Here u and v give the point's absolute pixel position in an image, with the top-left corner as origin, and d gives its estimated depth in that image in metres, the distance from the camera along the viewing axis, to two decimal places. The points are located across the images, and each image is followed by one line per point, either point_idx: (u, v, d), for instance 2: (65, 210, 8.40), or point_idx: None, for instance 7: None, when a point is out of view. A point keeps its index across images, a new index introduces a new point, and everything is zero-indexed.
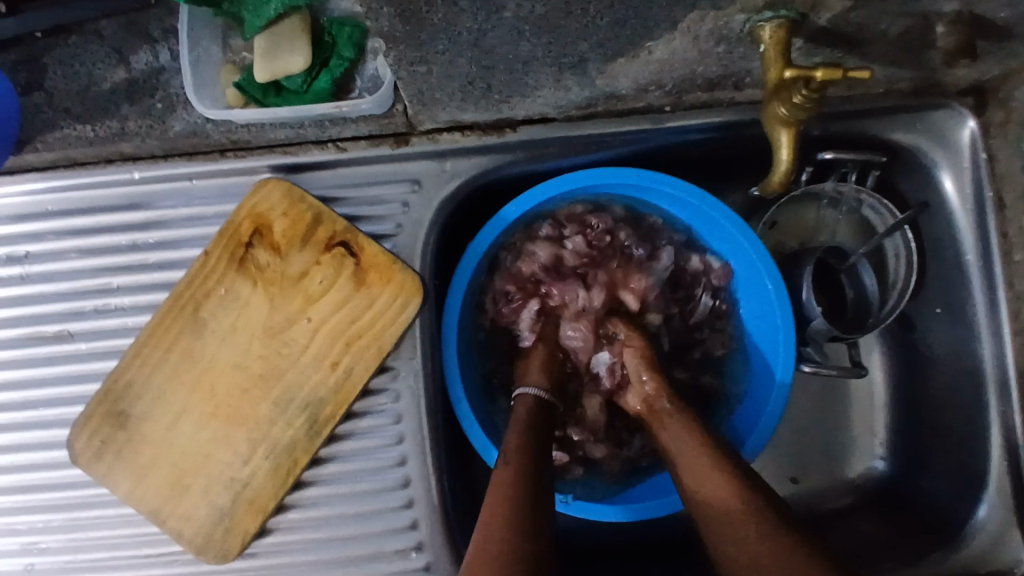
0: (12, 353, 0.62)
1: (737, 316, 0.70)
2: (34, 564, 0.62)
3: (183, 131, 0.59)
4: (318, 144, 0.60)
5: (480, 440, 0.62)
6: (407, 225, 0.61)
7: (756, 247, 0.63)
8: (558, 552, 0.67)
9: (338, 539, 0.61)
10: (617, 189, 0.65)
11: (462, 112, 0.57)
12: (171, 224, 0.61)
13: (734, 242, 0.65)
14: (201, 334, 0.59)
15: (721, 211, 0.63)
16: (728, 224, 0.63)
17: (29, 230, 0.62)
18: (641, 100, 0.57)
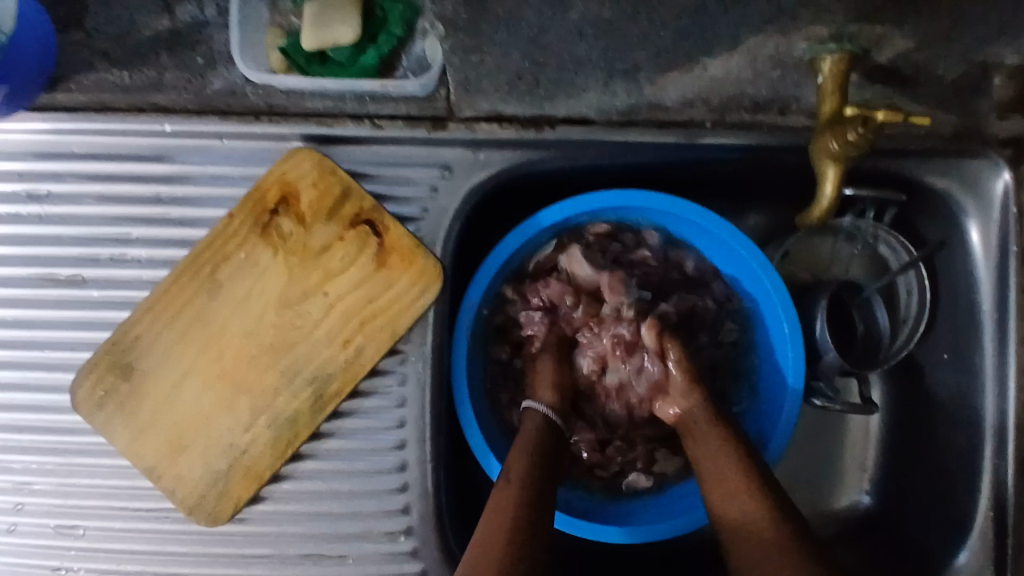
0: (22, 291, 0.62)
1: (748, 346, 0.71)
2: (24, 504, 0.62)
3: (220, 89, 0.59)
4: (353, 119, 0.59)
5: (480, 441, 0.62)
6: (433, 210, 0.60)
7: (778, 290, 0.64)
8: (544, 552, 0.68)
9: (329, 515, 0.61)
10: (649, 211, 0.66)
11: (505, 104, 0.57)
12: (196, 181, 0.60)
13: (755, 276, 0.66)
14: (216, 297, 0.58)
15: (749, 248, 0.64)
16: (754, 263, 0.64)
17: (53, 170, 0.61)
18: (684, 113, 0.58)
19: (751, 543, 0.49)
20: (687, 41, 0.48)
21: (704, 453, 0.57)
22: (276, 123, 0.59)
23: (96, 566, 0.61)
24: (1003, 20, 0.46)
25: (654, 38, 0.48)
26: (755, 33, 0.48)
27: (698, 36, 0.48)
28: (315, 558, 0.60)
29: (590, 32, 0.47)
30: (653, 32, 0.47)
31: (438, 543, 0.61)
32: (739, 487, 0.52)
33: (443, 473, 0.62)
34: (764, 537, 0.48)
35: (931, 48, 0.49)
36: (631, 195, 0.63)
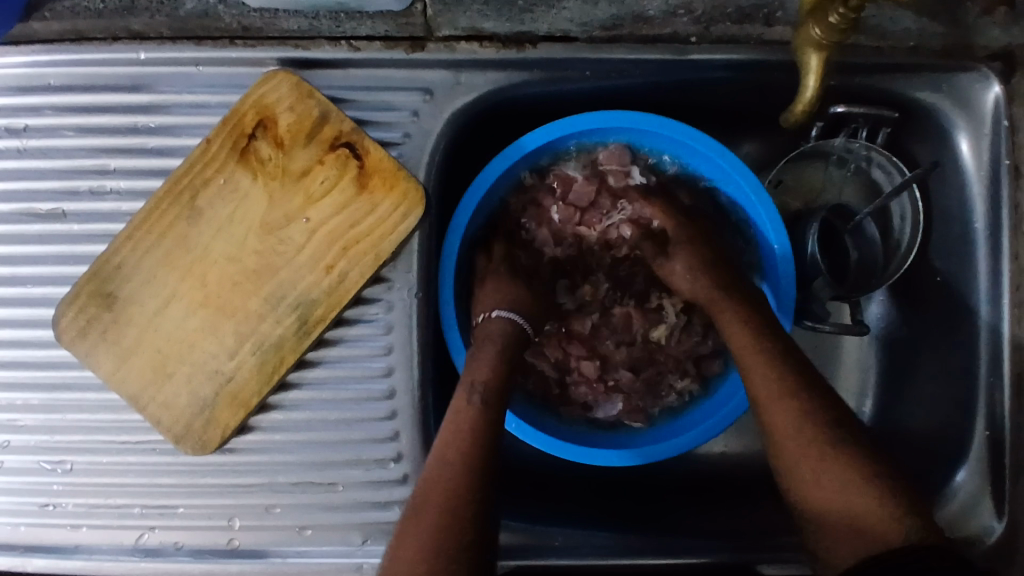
0: (3, 228, 0.61)
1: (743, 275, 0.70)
2: (11, 441, 0.61)
3: (195, 11, 0.58)
4: (331, 42, 0.59)
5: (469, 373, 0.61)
6: (414, 134, 0.60)
7: (770, 215, 0.63)
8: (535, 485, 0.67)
9: (319, 443, 0.61)
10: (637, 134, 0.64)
11: (484, 19, 0.58)
12: (174, 110, 0.59)
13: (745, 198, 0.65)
14: (197, 223, 0.58)
15: (737, 168, 0.62)
16: (744, 183, 0.63)
17: (29, 102, 0.60)
18: (668, 25, 0.58)
19: (794, 449, 0.51)
20: None
21: (744, 360, 0.55)
22: (251, 47, 0.58)
23: (85, 500, 0.61)
24: None
25: None
26: None
27: None
28: (305, 486, 0.60)
29: None
30: None
31: None
32: (778, 392, 0.52)
33: (431, 401, 0.62)
34: (811, 448, 0.50)
35: None
36: (616, 116, 0.61)
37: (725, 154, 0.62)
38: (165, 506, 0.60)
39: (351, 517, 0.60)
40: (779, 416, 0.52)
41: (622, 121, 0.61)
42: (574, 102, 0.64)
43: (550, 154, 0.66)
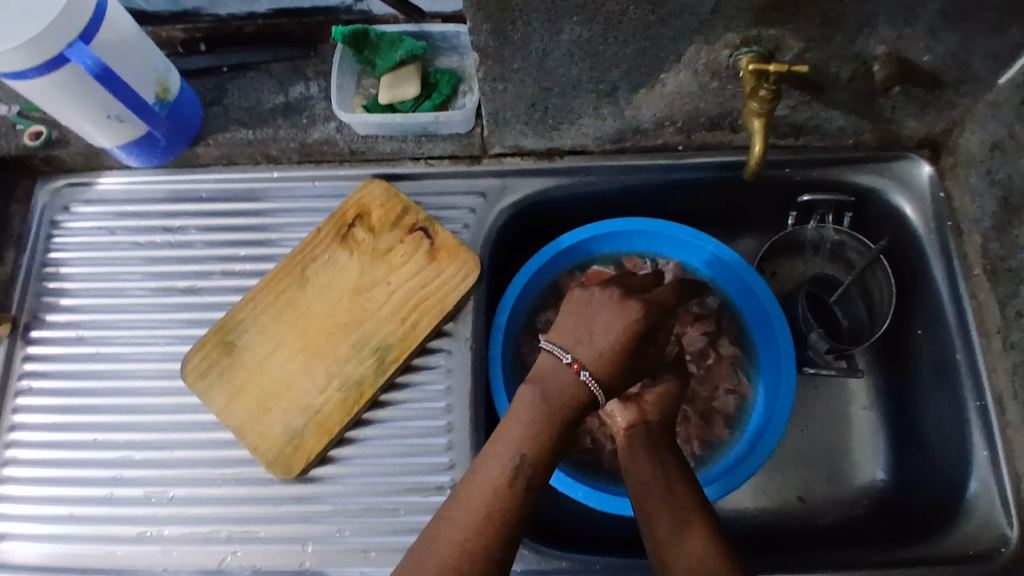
0: (147, 299, 0.78)
1: (750, 354, 0.81)
2: (123, 474, 0.71)
3: (318, 138, 0.77)
4: (413, 160, 0.79)
5: None
6: (472, 225, 0.78)
7: (764, 291, 0.78)
8: (578, 532, 0.73)
9: (386, 473, 0.70)
10: (650, 238, 0.83)
11: (524, 138, 0.76)
12: (293, 211, 0.79)
13: (739, 282, 0.81)
14: (305, 287, 0.74)
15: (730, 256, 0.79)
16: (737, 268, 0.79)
17: (183, 208, 0.80)
18: (660, 136, 0.75)
19: (687, 534, 0.56)
20: (647, 56, 0.64)
21: (659, 464, 0.62)
22: (357, 167, 0.80)
23: (181, 526, 0.69)
24: (874, 7, 0.57)
25: (622, 56, 0.63)
26: (690, 45, 0.62)
27: (653, 51, 0.63)
28: (372, 511, 0.69)
29: (577, 53, 0.63)
30: (621, 50, 0.63)
31: None
32: (689, 498, 0.59)
33: (482, 435, 0.72)
34: (687, 522, 0.57)
35: (820, 48, 0.62)
36: (629, 221, 0.80)
37: (727, 251, 0.80)
38: (248, 531, 0.68)
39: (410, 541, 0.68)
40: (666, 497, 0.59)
41: (637, 224, 0.80)
42: (594, 206, 0.83)
43: (579, 259, 0.83)
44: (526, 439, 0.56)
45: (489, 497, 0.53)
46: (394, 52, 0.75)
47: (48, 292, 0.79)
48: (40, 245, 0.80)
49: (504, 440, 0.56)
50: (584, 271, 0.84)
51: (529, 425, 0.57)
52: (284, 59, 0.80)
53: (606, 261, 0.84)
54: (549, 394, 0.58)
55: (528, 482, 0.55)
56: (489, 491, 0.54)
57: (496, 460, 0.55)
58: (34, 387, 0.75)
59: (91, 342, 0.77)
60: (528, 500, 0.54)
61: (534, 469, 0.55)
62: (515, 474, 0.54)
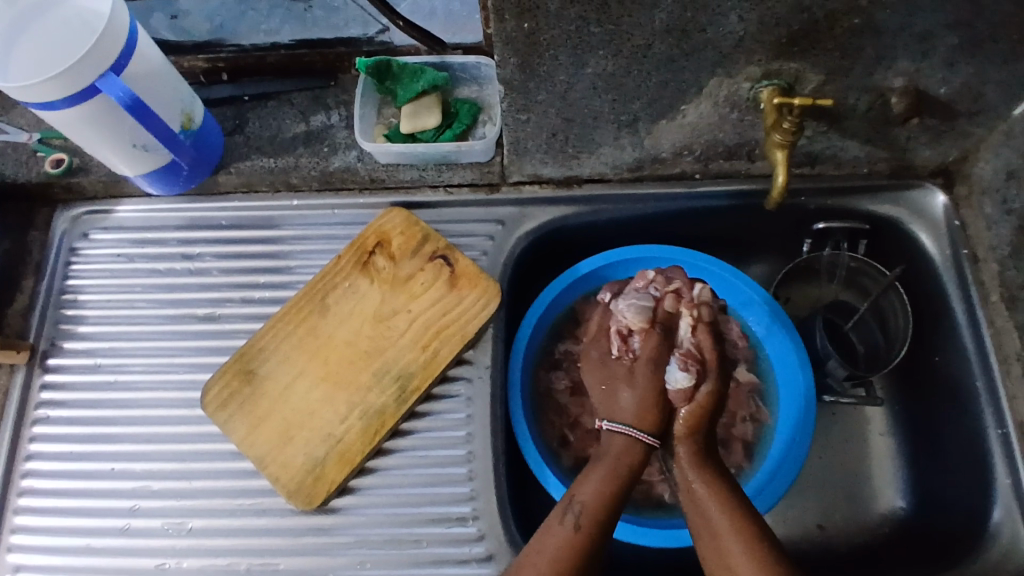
0: (164, 327, 0.77)
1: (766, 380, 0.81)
2: (140, 505, 0.71)
3: (339, 167, 0.77)
4: (432, 188, 0.80)
5: (534, 454, 0.72)
6: (491, 252, 0.79)
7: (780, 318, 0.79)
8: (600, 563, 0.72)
9: (408, 502, 0.69)
10: None
11: (543, 167, 0.77)
12: (313, 239, 0.80)
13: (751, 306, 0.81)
14: (326, 315, 0.74)
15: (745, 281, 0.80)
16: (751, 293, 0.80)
17: (202, 236, 0.80)
18: (677, 165, 0.76)
19: None
20: (668, 89, 0.65)
21: (721, 507, 0.62)
22: (376, 194, 0.81)
23: (200, 558, 0.69)
24: (892, 41, 0.59)
25: (644, 88, 0.65)
26: (712, 77, 0.64)
27: (674, 83, 0.64)
28: (394, 542, 0.68)
29: (601, 86, 0.64)
30: (643, 82, 0.64)
31: (504, 527, 0.68)
32: (749, 546, 0.59)
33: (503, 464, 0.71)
34: (725, 527, 0.60)
35: (837, 81, 0.63)
36: (645, 247, 0.81)
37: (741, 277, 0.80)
38: (268, 564, 0.68)
39: (434, 573, 0.67)
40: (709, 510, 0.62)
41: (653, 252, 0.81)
42: (609, 234, 0.83)
43: (594, 287, 0.84)
44: (589, 489, 0.63)
45: (557, 539, 0.60)
46: (415, 82, 0.76)
47: (65, 320, 0.78)
48: (58, 272, 0.80)
49: (574, 489, 0.64)
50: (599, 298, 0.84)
51: (593, 475, 0.64)
52: (305, 89, 0.81)
53: None
54: (602, 452, 0.66)
55: (581, 522, 0.61)
56: (555, 538, 0.60)
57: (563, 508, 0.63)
58: (51, 416, 0.75)
59: (109, 370, 0.76)
60: (588, 541, 0.61)
61: (585, 509, 0.62)
62: (567, 513, 0.62)
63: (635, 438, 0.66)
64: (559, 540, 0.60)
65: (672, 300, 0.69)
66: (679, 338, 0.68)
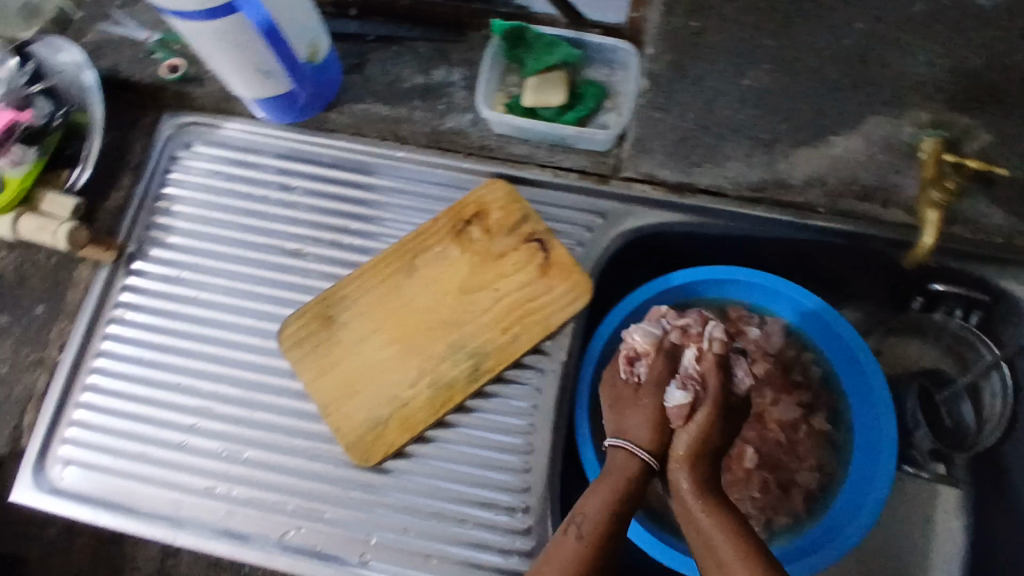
0: (250, 254, 0.77)
1: (844, 431, 0.79)
2: (199, 424, 0.72)
3: (451, 128, 0.76)
4: (540, 167, 0.77)
5: (591, 457, 0.70)
6: (586, 244, 0.76)
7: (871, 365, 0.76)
8: None
9: (460, 480, 0.69)
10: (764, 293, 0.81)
11: (661, 168, 0.73)
12: (410, 193, 0.77)
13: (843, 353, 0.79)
14: (412, 275, 0.73)
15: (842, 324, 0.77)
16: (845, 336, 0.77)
17: (301, 170, 0.79)
18: (804, 194, 0.71)
19: None
20: None
21: (711, 522, 0.59)
22: (481, 162, 0.77)
23: (250, 489, 0.69)
24: None
25: None
26: None
27: None
28: (440, 517, 0.68)
29: None
30: None
31: (550, 526, 0.67)
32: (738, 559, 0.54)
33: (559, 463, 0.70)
34: (722, 537, 0.57)
35: None
36: (746, 270, 0.79)
37: (837, 318, 0.77)
38: (314, 510, 0.68)
39: (472, 557, 0.66)
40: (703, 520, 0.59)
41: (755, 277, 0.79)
42: (709, 248, 0.80)
43: (681, 299, 0.81)
44: (591, 504, 0.61)
45: (568, 555, 0.58)
46: (547, 55, 0.73)
47: (156, 228, 0.78)
48: (155, 177, 0.80)
49: (582, 503, 0.62)
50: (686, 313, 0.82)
51: (599, 491, 0.62)
52: (431, 40, 0.78)
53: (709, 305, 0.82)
54: (613, 465, 0.65)
55: (584, 531, 0.60)
56: (564, 556, 0.58)
57: (566, 522, 0.61)
58: (127, 317, 0.76)
59: (190, 284, 0.77)
60: (595, 551, 0.59)
61: (585, 519, 0.60)
62: (568, 525, 0.61)
63: (630, 449, 0.66)
64: (571, 559, 0.58)
65: (678, 334, 0.71)
66: (680, 364, 0.70)
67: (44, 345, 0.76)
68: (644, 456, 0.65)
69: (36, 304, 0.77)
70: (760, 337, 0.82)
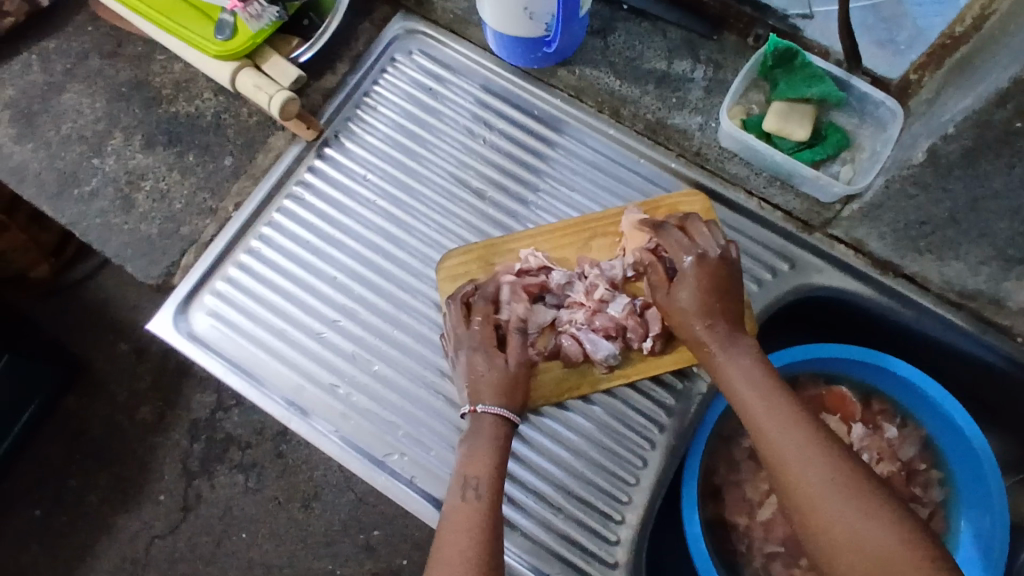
0: (437, 179, 0.78)
1: None
2: (340, 322, 0.73)
3: (676, 125, 0.74)
4: (746, 193, 0.74)
5: (689, 493, 0.69)
6: (765, 287, 0.73)
7: (1000, 514, 0.71)
8: None
9: (565, 469, 0.70)
10: (912, 395, 0.77)
11: (874, 239, 0.69)
12: (608, 172, 0.77)
13: (975, 489, 0.74)
14: (583, 254, 0.72)
15: (984, 451, 0.72)
16: (982, 466, 0.72)
17: (510, 115, 0.79)
18: (1014, 320, 0.68)
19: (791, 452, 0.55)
20: None
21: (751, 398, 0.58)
22: (689, 168, 0.75)
23: (370, 401, 0.71)
24: None
25: None
26: None
27: None
28: (536, 496, 0.69)
29: None
30: None
31: (637, 546, 0.68)
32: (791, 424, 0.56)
33: (662, 487, 0.70)
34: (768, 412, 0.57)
35: None
36: (909, 369, 0.75)
37: (983, 444, 0.72)
38: (423, 443, 0.70)
39: (553, 545, 0.68)
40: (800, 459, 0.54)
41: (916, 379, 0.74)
42: (880, 335, 0.76)
43: (830, 371, 0.78)
44: (473, 460, 0.60)
45: (463, 510, 0.57)
46: (806, 86, 0.68)
47: (358, 122, 0.80)
48: (370, 74, 0.81)
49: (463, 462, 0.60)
50: (827, 384, 0.80)
51: (475, 450, 0.61)
52: (684, 29, 0.76)
53: (855, 388, 0.79)
54: (482, 427, 0.62)
55: (479, 493, 0.58)
56: (464, 513, 0.56)
57: (456, 486, 0.59)
58: (304, 198, 0.77)
59: (372, 188, 0.77)
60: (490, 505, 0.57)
61: (477, 480, 0.59)
62: (462, 490, 0.58)
63: (505, 417, 0.62)
64: (469, 518, 0.56)
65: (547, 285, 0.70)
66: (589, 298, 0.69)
67: (221, 197, 0.77)
68: (496, 412, 0.62)
69: (225, 155, 0.78)
70: (894, 440, 0.79)
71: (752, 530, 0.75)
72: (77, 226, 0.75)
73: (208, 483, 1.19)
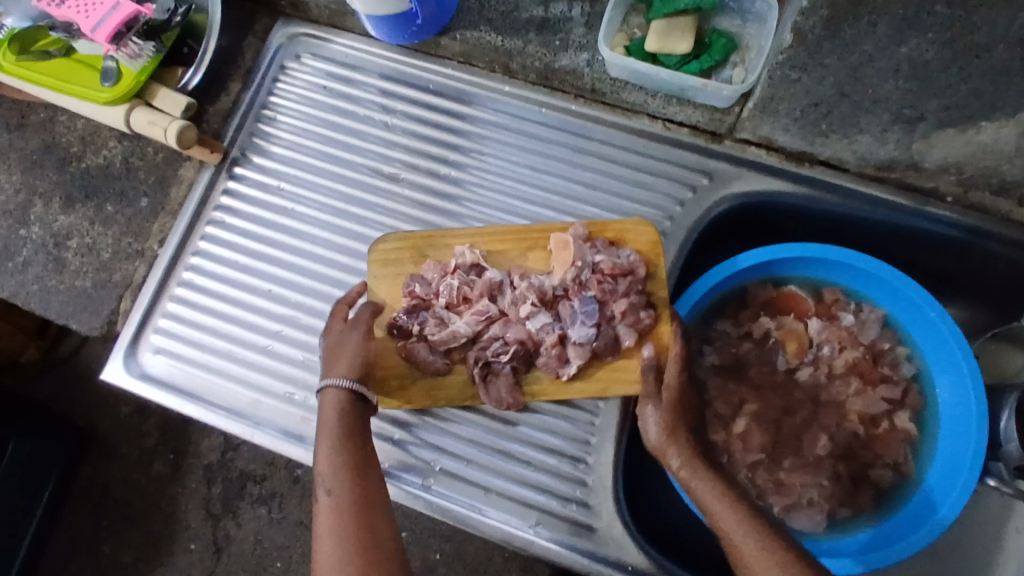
0: (349, 172, 0.78)
1: (928, 441, 0.74)
2: (284, 331, 0.74)
3: (566, 66, 0.73)
4: (650, 118, 0.75)
5: None
6: (688, 205, 0.73)
7: (974, 376, 0.70)
8: (676, 545, 0.72)
9: (527, 423, 0.71)
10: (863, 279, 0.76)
11: (783, 133, 0.70)
12: (514, 128, 0.77)
13: (945, 357, 0.73)
14: (519, 263, 0.70)
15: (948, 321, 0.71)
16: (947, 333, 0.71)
17: (407, 94, 0.79)
18: (934, 180, 0.68)
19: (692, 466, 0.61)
20: None
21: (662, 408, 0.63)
22: (590, 106, 0.76)
23: None
24: None
25: None
26: None
27: None
28: (504, 456, 0.70)
29: None
30: None
31: (611, 481, 0.68)
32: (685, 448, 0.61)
33: (627, 420, 0.71)
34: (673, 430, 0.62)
35: None
36: (852, 254, 0.73)
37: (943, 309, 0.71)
38: (386, 429, 0.71)
39: (530, 499, 0.68)
40: (731, 522, 0.56)
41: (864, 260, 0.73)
42: (814, 228, 0.75)
43: (775, 274, 0.78)
44: (327, 463, 0.60)
45: (328, 514, 0.58)
46: None
47: (262, 135, 0.80)
48: (264, 86, 0.81)
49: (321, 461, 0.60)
50: (777, 287, 0.79)
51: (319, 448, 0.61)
52: None
53: (802, 287, 0.79)
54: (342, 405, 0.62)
55: (333, 490, 0.59)
56: (331, 513, 0.58)
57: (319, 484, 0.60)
58: (226, 221, 0.78)
59: (289, 196, 0.78)
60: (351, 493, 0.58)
61: (334, 472, 0.59)
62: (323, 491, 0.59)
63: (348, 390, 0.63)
64: (336, 512, 0.57)
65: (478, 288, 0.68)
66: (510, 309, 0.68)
67: (145, 238, 0.78)
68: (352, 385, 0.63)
69: (142, 197, 0.79)
70: (854, 326, 0.78)
71: (727, 445, 0.75)
72: (19, 296, 0.77)
73: (233, 522, 1.20)
